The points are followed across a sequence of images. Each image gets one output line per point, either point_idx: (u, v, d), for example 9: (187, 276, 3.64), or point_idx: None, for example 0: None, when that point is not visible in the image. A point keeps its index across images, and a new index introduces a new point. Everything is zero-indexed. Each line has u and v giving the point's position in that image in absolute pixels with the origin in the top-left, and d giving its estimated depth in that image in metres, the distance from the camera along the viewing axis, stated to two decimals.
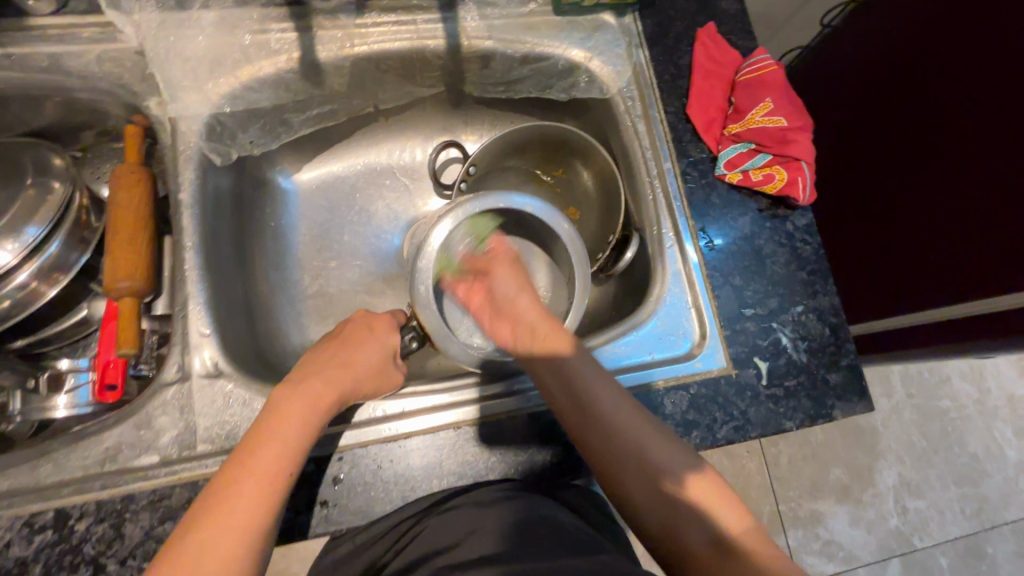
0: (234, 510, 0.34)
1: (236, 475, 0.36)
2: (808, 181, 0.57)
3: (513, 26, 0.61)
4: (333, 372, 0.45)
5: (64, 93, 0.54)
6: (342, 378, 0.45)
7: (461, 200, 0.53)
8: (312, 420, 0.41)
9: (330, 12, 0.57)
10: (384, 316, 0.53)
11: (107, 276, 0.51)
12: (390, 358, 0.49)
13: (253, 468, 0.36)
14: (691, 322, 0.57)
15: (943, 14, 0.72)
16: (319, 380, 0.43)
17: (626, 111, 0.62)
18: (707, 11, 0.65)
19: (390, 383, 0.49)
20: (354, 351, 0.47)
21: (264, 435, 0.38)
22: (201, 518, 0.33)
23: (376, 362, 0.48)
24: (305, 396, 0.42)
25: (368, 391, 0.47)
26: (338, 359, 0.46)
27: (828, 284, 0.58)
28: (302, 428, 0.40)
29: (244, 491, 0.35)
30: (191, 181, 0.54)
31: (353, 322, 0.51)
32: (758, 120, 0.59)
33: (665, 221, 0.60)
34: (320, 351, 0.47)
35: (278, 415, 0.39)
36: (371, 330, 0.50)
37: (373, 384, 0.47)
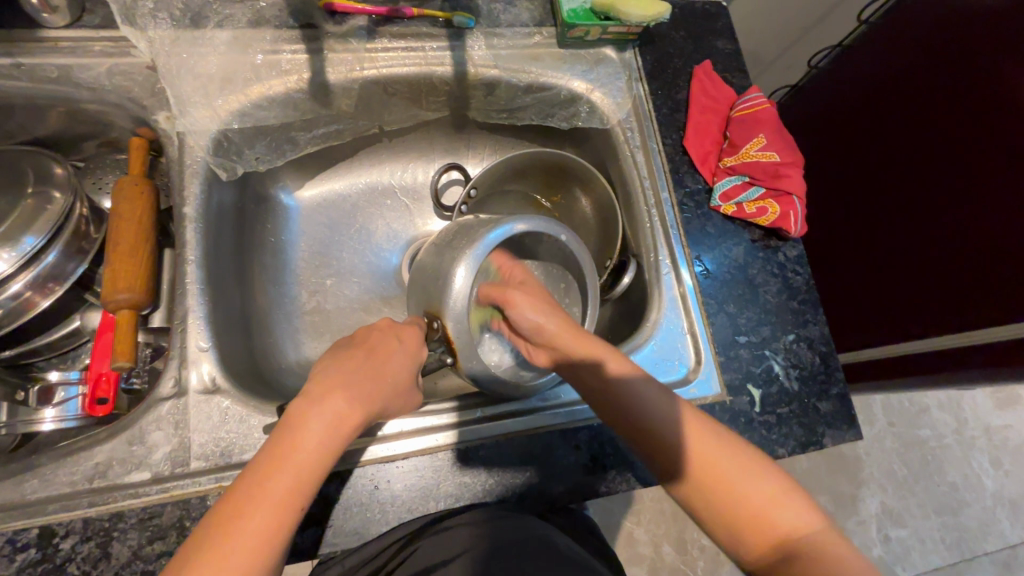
0: (262, 511, 0.34)
1: (261, 486, 0.35)
2: (799, 215, 0.60)
3: (518, 56, 0.63)
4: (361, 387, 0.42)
5: (71, 103, 0.55)
6: (368, 395, 0.42)
7: (481, 231, 0.51)
8: (340, 435, 0.39)
9: (341, 36, 0.59)
10: (411, 327, 0.50)
11: (106, 286, 0.51)
12: (414, 373, 0.47)
13: (284, 472, 0.36)
14: (688, 348, 0.58)
15: (931, 59, 0.75)
16: (349, 393, 0.41)
17: (625, 141, 0.65)
18: (703, 49, 0.68)
19: (409, 398, 0.47)
20: (383, 361, 0.45)
21: (298, 437, 0.37)
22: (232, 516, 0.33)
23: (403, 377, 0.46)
24: (334, 410, 0.39)
25: (390, 404, 0.45)
26: (368, 369, 0.44)
27: (817, 313, 0.60)
28: (331, 438, 0.38)
29: (270, 496, 0.34)
30: (196, 196, 0.54)
31: (383, 329, 0.48)
32: (752, 155, 0.61)
33: (662, 248, 0.61)
34: (345, 359, 0.44)
35: (304, 429, 0.37)
36: (399, 339, 0.48)
37: (396, 398, 0.46)
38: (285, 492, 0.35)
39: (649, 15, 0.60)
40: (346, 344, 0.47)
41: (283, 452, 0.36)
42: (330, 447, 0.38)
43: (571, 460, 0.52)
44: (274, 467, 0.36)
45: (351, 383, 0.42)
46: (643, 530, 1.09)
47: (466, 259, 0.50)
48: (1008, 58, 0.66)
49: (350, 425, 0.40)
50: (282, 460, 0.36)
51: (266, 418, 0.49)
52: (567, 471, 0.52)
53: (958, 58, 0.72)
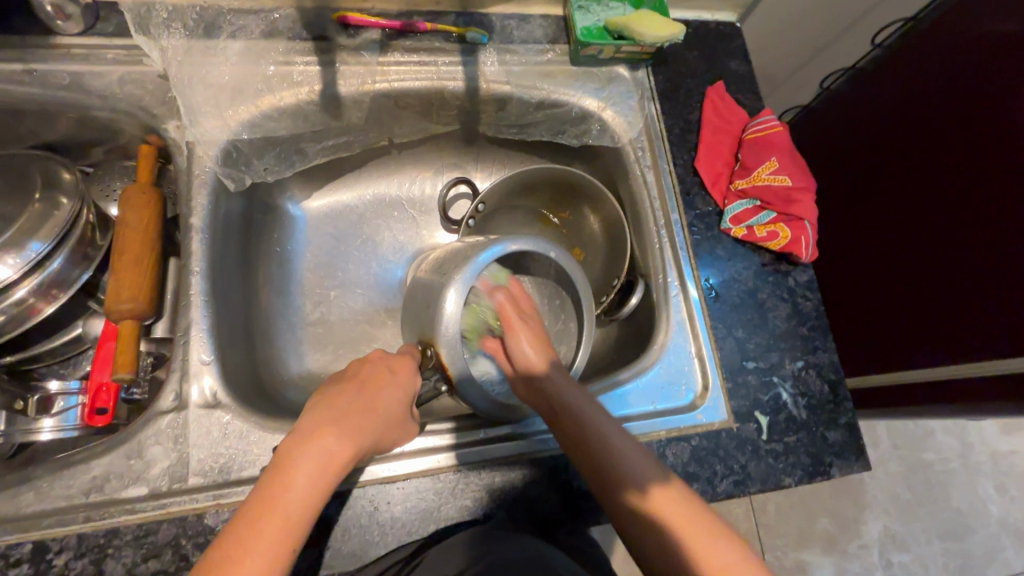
0: (252, 554, 0.33)
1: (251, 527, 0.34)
2: (811, 240, 0.59)
3: (531, 73, 0.63)
4: (355, 423, 0.41)
5: (81, 110, 0.54)
6: (360, 436, 0.41)
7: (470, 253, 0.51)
8: (330, 479, 0.38)
9: (354, 49, 0.59)
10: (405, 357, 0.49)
11: (109, 296, 0.50)
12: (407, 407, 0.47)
13: (273, 514, 0.35)
14: (694, 373, 0.57)
15: (944, 88, 0.75)
16: (341, 433, 0.40)
17: (635, 161, 0.64)
18: (716, 70, 0.68)
19: (402, 434, 0.47)
20: (376, 395, 0.44)
21: (290, 478, 0.36)
22: (223, 558, 0.33)
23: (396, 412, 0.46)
24: (326, 450, 0.39)
25: (384, 440, 0.44)
26: (360, 406, 0.43)
27: (827, 340, 0.59)
28: (321, 481, 0.38)
29: (261, 538, 0.34)
30: (203, 206, 0.54)
31: (375, 361, 0.47)
32: (764, 178, 0.60)
33: (671, 270, 0.60)
34: (335, 396, 0.44)
35: (294, 469, 0.37)
36: (393, 373, 0.47)
37: (389, 434, 0.45)
38: (275, 534, 0.34)
39: (665, 36, 0.59)
40: (338, 378, 0.46)
41: (275, 492, 0.36)
42: (322, 489, 0.37)
43: (575, 485, 0.51)
44: (261, 514, 0.35)
45: (345, 421, 0.41)
46: None
47: (455, 283, 0.49)
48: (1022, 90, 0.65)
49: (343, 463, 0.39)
50: (268, 510, 0.35)
51: (267, 434, 0.48)
52: (570, 496, 0.51)
53: (972, 88, 0.72)
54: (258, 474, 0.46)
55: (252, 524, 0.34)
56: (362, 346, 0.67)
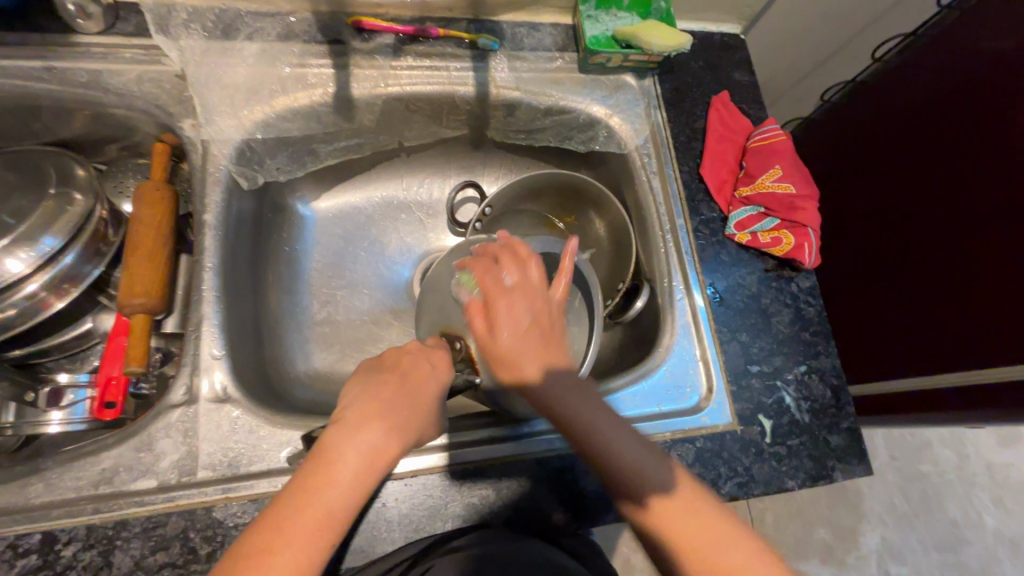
0: (289, 549, 0.33)
1: (288, 520, 0.34)
2: (814, 246, 0.60)
3: (540, 79, 0.64)
4: (400, 422, 0.40)
5: (98, 107, 0.55)
6: (405, 430, 0.40)
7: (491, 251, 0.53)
8: (374, 474, 0.37)
9: (368, 53, 0.60)
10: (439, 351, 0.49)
11: (122, 291, 0.51)
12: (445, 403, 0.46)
13: (313, 509, 0.35)
14: (699, 375, 0.58)
15: (940, 103, 0.77)
16: (386, 427, 0.39)
17: (642, 167, 0.65)
18: (721, 80, 0.69)
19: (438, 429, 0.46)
20: (419, 387, 0.43)
21: (331, 472, 0.36)
22: (260, 548, 0.33)
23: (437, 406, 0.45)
24: (370, 444, 0.38)
25: (424, 435, 0.43)
26: (405, 399, 0.42)
27: (829, 345, 0.60)
28: (363, 476, 0.37)
29: (298, 532, 0.34)
30: (216, 204, 0.54)
31: (415, 352, 0.47)
32: (769, 185, 0.61)
33: (676, 274, 0.61)
34: (381, 383, 0.43)
35: (337, 462, 0.36)
36: (433, 365, 0.46)
37: (429, 429, 0.44)
38: (313, 529, 0.34)
39: (672, 45, 0.61)
40: (379, 365, 0.45)
41: (314, 486, 0.35)
42: (365, 485, 0.37)
43: (580, 485, 0.52)
44: (302, 506, 0.35)
45: (390, 414, 0.40)
46: (641, 556, 1.07)
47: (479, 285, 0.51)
48: (1014, 105, 0.67)
49: (384, 462, 0.38)
50: (308, 504, 0.35)
51: (276, 429, 0.48)
52: (576, 496, 0.51)
53: (967, 103, 0.73)
54: (266, 469, 0.46)
55: (289, 517, 0.34)
56: (368, 346, 0.67)
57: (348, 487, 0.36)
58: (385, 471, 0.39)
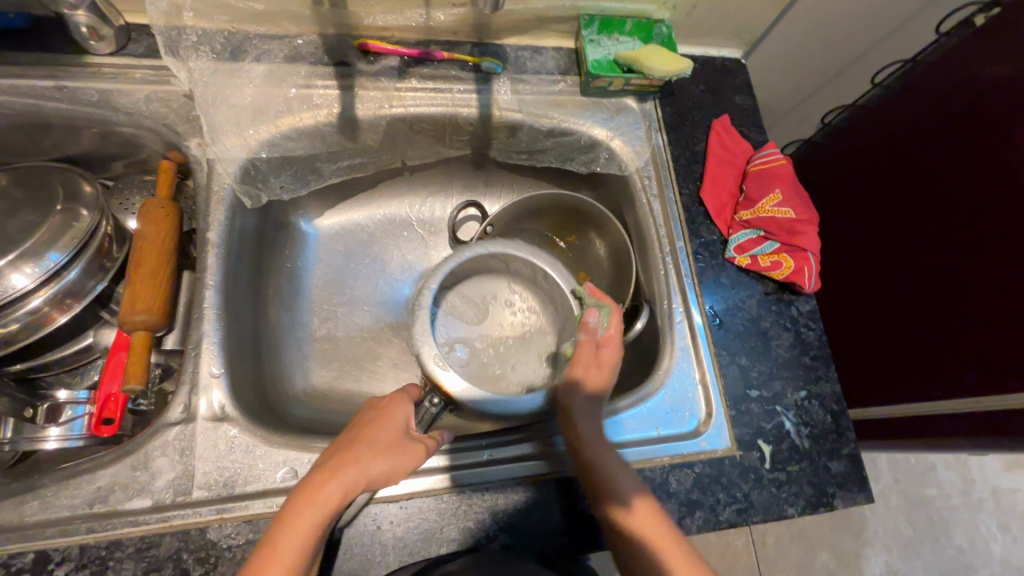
0: None
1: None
2: (814, 271, 0.60)
3: (542, 102, 0.65)
4: (333, 460, 0.42)
5: (107, 125, 0.56)
6: (338, 467, 0.42)
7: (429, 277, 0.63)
8: (308, 513, 0.39)
9: (372, 75, 0.61)
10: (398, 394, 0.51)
11: (124, 307, 0.51)
12: (401, 432, 0.46)
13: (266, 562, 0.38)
14: (698, 399, 0.57)
15: (941, 129, 0.77)
16: (315, 472, 0.42)
17: (642, 189, 0.66)
18: (722, 104, 0.70)
19: (409, 455, 0.45)
20: (357, 429, 0.45)
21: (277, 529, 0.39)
22: None
23: (396, 434, 0.45)
24: (301, 492, 0.41)
25: (382, 463, 0.43)
26: (341, 443, 0.44)
27: (830, 370, 0.60)
28: (298, 519, 0.39)
29: None
30: (220, 222, 0.55)
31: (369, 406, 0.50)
32: (768, 210, 0.62)
33: (675, 296, 0.61)
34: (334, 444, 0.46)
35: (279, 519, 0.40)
36: (379, 408, 0.48)
37: (390, 457, 0.43)
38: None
39: (674, 70, 0.61)
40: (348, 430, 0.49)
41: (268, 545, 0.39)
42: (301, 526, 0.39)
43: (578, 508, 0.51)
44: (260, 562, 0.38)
45: (322, 462, 0.43)
46: None
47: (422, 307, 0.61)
48: (1013, 132, 0.67)
49: (313, 499, 0.40)
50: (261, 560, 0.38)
51: (272, 449, 0.48)
52: (573, 520, 0.51)
53: (968, 129, 0.74)
54: (262, 489, 0.46)
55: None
56: (367, 364, 0.67)
57: (288, 531, 0.38)
58: (326, 507, 0.40)
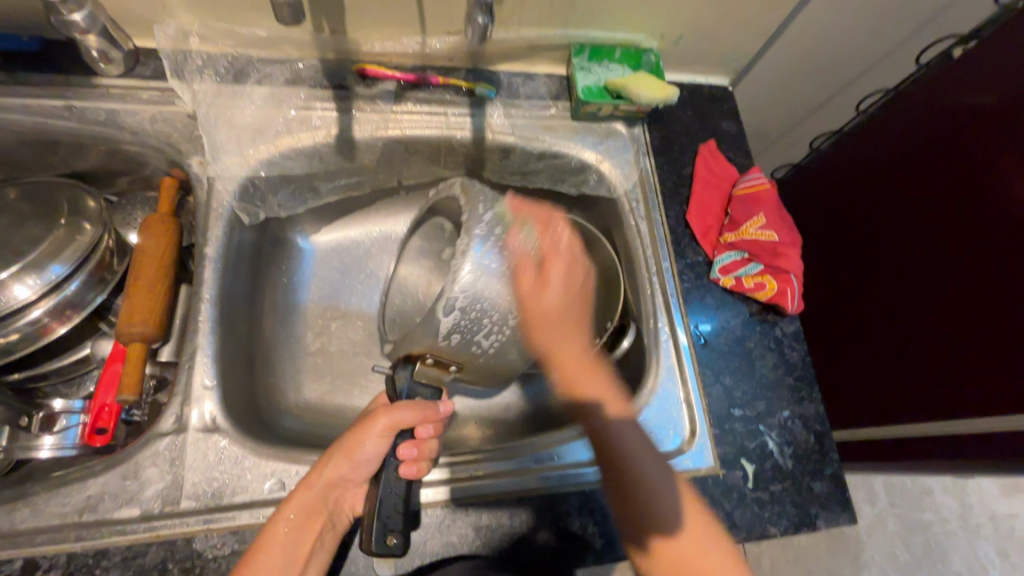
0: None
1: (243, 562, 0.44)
2: (796, 292, 0.61)
3: (534, 125, 0.67)
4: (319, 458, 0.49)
5: (112, 144, 0.58)
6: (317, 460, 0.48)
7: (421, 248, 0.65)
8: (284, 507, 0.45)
9: (370, 98, 0.63)
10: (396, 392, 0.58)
11: (122, 319, 0.53)
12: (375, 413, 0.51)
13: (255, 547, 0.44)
14: (683, 418, 0.58)
15: (924, 155, 0.79)
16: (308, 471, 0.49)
17: (630, 210, 0.67)
18: (708, 129, 0.72)
19: (372, 425, 0.49)
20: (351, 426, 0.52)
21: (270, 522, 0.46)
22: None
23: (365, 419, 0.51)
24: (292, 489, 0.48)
25: (347, 443, 0.48)
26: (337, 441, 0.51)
27: (813, 391, 0.61)
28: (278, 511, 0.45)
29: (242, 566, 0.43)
30: (218, 237, 0.57)
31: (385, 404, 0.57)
32: (752, 232, 0.63)
33: (661, 315, 0.62)
34: None
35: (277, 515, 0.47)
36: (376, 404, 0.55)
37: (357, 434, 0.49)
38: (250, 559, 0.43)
39: (661, 97, 0.64)
40: None
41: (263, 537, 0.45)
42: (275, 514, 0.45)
43: (563, 524, 0.51)
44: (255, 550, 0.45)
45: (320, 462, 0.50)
46: None
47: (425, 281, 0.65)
48: (994, 160, 0.69)
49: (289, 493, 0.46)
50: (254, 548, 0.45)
51: (261, 460, 0.49)
52: (557, 536, 0.51)
53: (950, 155, 0.76)
54: (249, 500, 0.47)
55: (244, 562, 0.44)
56: (359, 378, 0.68)
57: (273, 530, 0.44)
58: (296, 494, 0.46)
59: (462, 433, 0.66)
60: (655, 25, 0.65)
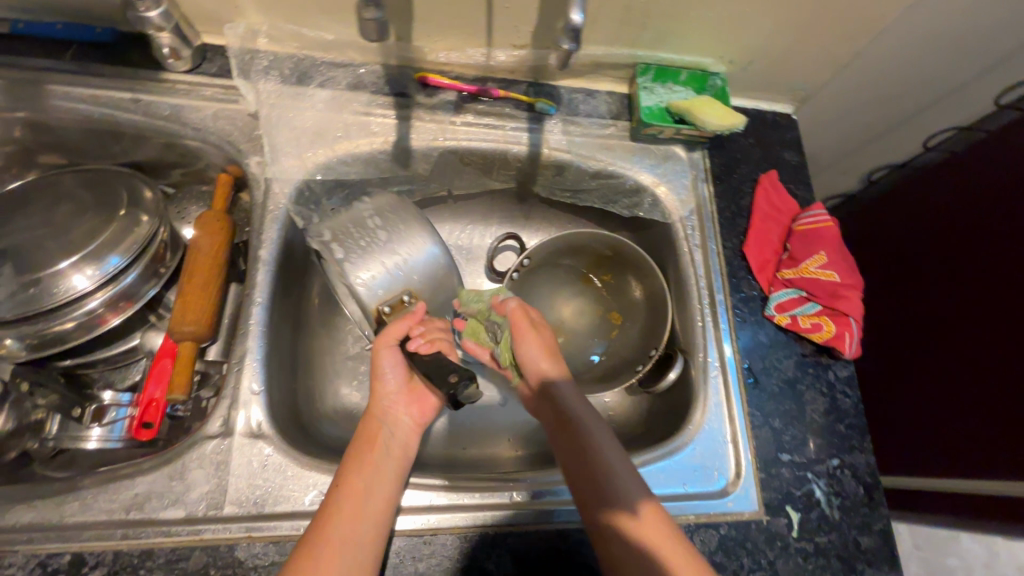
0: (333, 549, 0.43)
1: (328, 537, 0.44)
2: (855, 338, 0.59)
3: (591, 144, 0.66)
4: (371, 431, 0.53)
5: (175, 138, 0.58)
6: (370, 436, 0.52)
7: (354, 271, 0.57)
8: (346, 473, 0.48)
9: (430, 107, 0.62)
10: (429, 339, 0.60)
11: (175, 318, 0.53)
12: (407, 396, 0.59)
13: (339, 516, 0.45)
14: (728, 458, 0.56)
15: (993, 199, 0.76)
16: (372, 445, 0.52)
17: (685, 238, 0.66)
18: (770, 158, 0.70)
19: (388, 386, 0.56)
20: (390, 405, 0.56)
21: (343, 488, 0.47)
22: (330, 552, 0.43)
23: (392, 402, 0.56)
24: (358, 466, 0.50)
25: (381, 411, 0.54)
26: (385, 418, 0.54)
27: (866, 441, 0.59)
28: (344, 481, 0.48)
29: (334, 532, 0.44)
30: (272, 240, 0.57)
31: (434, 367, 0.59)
32: (811, 271, 0.61)
33: (712, 350, 0.61)
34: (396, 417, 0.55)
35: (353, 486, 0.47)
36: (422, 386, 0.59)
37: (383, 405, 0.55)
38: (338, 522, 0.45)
39: (726, 125, 0.62)
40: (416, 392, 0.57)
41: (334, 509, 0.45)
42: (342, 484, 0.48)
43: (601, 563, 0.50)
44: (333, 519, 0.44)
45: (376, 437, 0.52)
46: None
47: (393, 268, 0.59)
48: None
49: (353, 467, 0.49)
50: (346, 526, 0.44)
51: (303, 470, 0.48)
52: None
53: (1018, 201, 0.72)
54: (290, 511, 0.47)
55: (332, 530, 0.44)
56: None
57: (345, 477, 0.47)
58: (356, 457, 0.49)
59: (496, 451, 0.65)
60: (725, 50, 0.63)
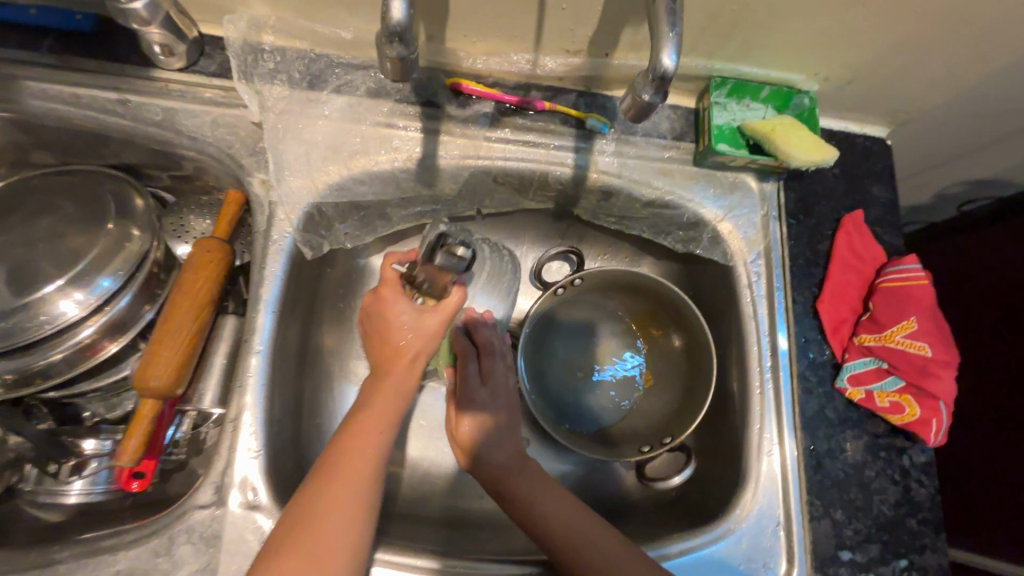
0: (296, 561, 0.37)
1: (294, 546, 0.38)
2: (943, 425, 0.51)
3: (647, 169, 0.56)
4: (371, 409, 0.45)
5: (169, 148, 0.51)
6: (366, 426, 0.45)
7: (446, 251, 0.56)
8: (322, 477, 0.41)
9: (463, 120, 0.53)
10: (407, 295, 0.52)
11: (139, 370, 0.47)
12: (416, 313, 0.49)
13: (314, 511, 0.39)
14: (779, 550, 0.50)
15: None
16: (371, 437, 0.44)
17: (748, 285, 0.56)
18: (856, 194, 0.59)
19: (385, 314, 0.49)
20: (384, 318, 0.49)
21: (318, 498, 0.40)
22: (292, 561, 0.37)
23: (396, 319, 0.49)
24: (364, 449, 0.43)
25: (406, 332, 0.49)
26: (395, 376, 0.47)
27: (940, 539, 0.51)
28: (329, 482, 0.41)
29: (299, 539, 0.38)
30: (275, 275, 0.49)
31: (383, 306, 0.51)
32: (897, 341, 0.52)
33: (769, 423, 0.53)
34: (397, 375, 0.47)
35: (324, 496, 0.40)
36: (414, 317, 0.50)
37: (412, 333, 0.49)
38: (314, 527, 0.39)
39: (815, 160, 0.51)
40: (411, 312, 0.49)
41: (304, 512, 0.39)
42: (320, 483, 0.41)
43: None
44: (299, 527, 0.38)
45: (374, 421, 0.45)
46: None
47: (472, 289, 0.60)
48: None
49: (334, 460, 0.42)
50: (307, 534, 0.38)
51: None
52: None
53: None
54: None
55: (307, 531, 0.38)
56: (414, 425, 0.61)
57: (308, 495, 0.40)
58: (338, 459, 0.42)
59: None
60: (822, 66, 0.52)
